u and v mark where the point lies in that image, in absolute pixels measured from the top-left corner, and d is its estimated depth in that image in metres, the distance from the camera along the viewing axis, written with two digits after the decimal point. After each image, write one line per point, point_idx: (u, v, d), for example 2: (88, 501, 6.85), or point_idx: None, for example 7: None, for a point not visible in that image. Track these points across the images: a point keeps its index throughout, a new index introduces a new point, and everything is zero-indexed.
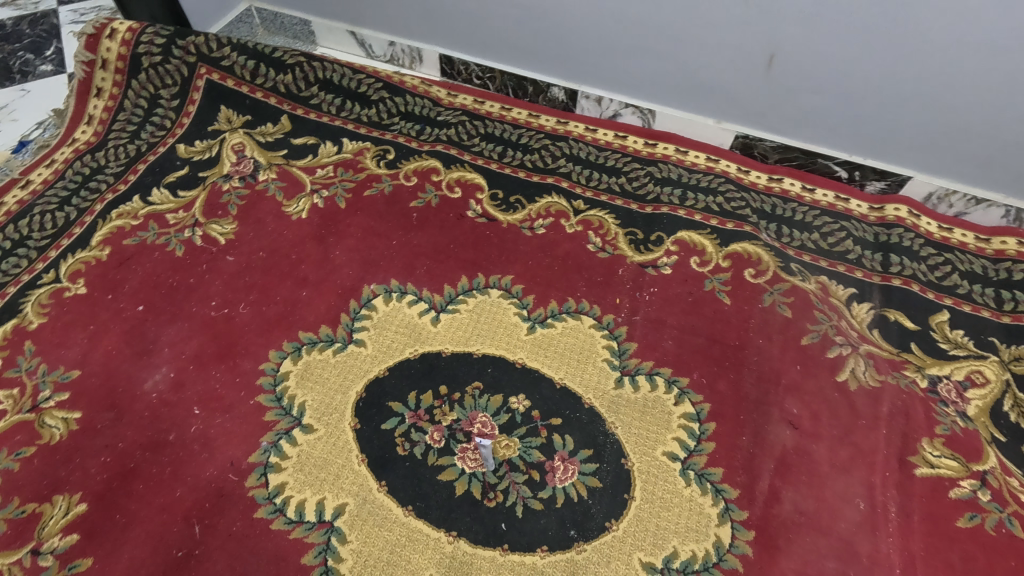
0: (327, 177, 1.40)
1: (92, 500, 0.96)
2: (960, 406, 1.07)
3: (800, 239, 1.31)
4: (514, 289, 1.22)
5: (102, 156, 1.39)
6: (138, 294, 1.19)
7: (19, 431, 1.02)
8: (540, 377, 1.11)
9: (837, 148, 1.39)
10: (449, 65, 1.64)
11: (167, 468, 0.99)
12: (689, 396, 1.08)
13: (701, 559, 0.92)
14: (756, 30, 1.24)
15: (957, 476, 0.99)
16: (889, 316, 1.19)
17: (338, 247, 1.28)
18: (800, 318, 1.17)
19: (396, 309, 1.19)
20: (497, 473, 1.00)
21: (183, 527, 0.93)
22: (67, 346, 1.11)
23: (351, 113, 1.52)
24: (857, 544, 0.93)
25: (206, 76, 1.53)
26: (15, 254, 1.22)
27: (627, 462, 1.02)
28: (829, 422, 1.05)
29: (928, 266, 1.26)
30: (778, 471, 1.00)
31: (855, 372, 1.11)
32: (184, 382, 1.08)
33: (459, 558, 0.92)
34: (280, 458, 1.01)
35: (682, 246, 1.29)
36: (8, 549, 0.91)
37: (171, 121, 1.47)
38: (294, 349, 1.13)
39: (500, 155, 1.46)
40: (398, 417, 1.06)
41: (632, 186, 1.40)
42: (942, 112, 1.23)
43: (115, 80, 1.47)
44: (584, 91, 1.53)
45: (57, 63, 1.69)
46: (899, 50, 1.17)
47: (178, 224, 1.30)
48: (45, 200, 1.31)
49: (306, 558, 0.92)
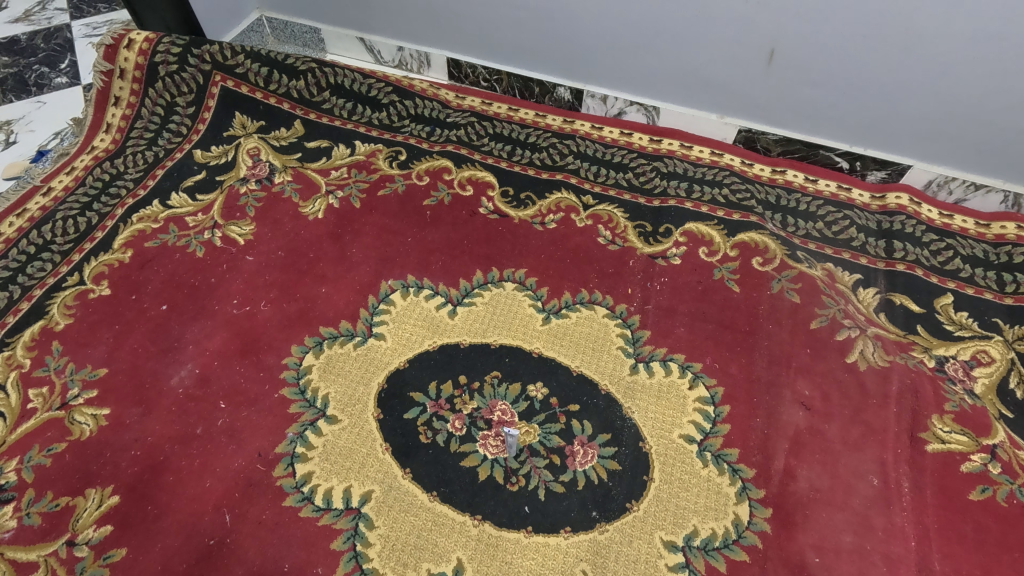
0: (341, 179, 1.43)
1: (124, 492, 0.97)
2: (967, 384, 1.10)
3: (805, 228, 1.34)
4: (528, 281, 1.25)
5: (121, 163, 1.43)
6: (162, 294, 1.21)
7: (49, 427, 1.03)
8: (557, 365, 1.13)
9: (837, 139, 1.43)
10: (457, 68, 1.68)
11: (196, 460, 1.01)
12: (703, 381, 1.11)
13: (721, 536, 0.94)
14: (757, 25, 1.28)
15: (967, 451, 1.02)
16: (894, 300, 1.22)
17: (354, 245, 1.31)
18: (808, 303, 1.21)
19: (414, 303, 1.22)
20: (519, 458, 1.03)
21: (214, 516, 0.96)
22: (93, 345, 1.13)
23: (362, 116, 1.56)
24: (872, 518, 0.96)
25: (220, 83, 1.57)
26: (40, 258, 1.24)
27: (645, 445, 1.04)
28: (840, 402, 1.08)
29: (930, 252, 1.30)
30: (792, 451, 1.03)
31: (864, 354, 1.14)
32: (209, 377, 1.10)
33: (485, 540, 0.95)
34: (306, 448, 1.03)
35: (690, 237, 1.32)
36: (42, 542, 0.92)
37: (187, 127, 1.51)
38: (316, 343, 1.16)
39: (510, 154, 1.49)
40: (420, 406, 1.08)
41: (639, 181, 1.44)
42: (940, 100, 1.27)
43: (133, 89, 1.51)
44: (590, 90, 1.57)
45: (72, 76, 1.73)
46: (898, 39, 1.20)
47: (197, 226, 1.33)
48: (67, 205, 1.33)
49: (336, 544, 0.94)
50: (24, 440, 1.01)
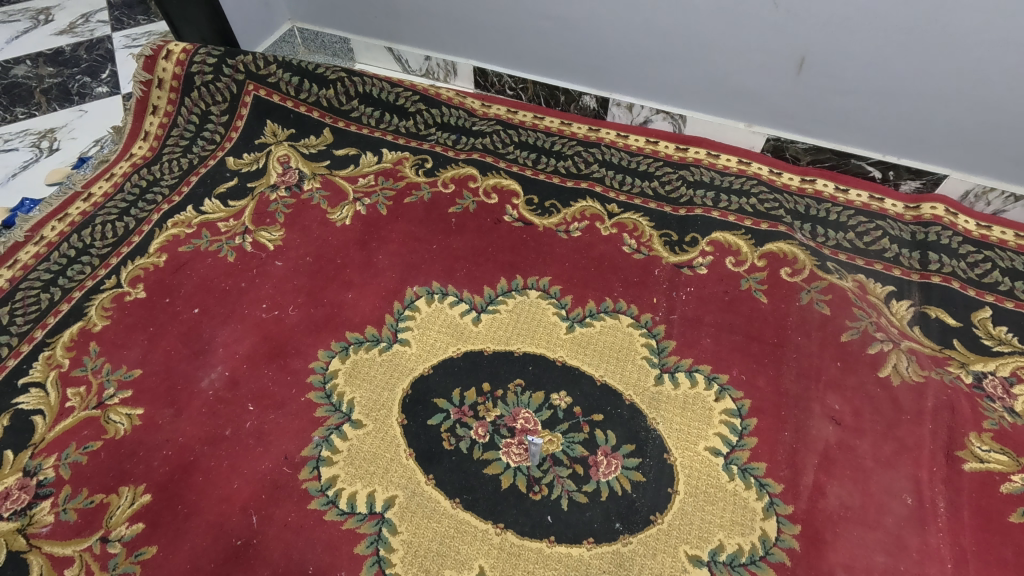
0: (369, 186, 1.45)
1: (156, 491, 0.99)
2: (1007, 401, 1.07)
3: (835, 238, 1.31)
4: (552, 289, 1.25)
5: (158, 170, 1.47)
6: (194, 298, 1.24)
7: (86, 426, 1.06)
8: (580, 374, 1.13)
9: (870, 148, 1.40)
10: (483, 77, 1.70)
11: (225, 461, 1.03)
12: (729, 393, 1.09)
13: (747, 552, 0.93)
14: (787, 32, 1.27)
15: (1006, 471, 0.99)
16: (929, 313, 1.19)
17: (380, 252, 1.33)
18: (838, 315, 1.18)
19: (438, 310, 1.23)
20: (542, 467, 1.02)
21: (241, 517, 0.97)
22: (128, 347, 1.16)
23: (390, 124, 1.59)
24: (906, 538, 0.93)
25: (253, 93, 1.61)
26: (79, 262, 1.29)
27: (670, 457, 1.03)
28: (872, 418, 1.05)
29: (967, 264, 1.26)
30: (822, 466, 1.00)
31: (898, 368, 1.11)
32: (238, 380, 1.13)
33: (507, 549, 0.94)
34: (331, 452, 1.04)
35: (717, 246, 1.31)
36: (78, 537, 0.94)
37: (221, 135, 1.55)
38: (342, 348, 1.17)
39: (535, 162, 1.50)
40: (444, 413, 1.09)
41: (665, 190, 1.43)
42: (977, 109, 1.24)
43: (170, 98, 1.56)
44: (615, 99, 1.57)
45: (112, 85, 1.80)
46: (933, 46, 1.18)
47: (229, 232, 1.36)
48: (106, 210, 1.38)
49: (359, 548, 0.94)
50: (63, 437, 1.05)
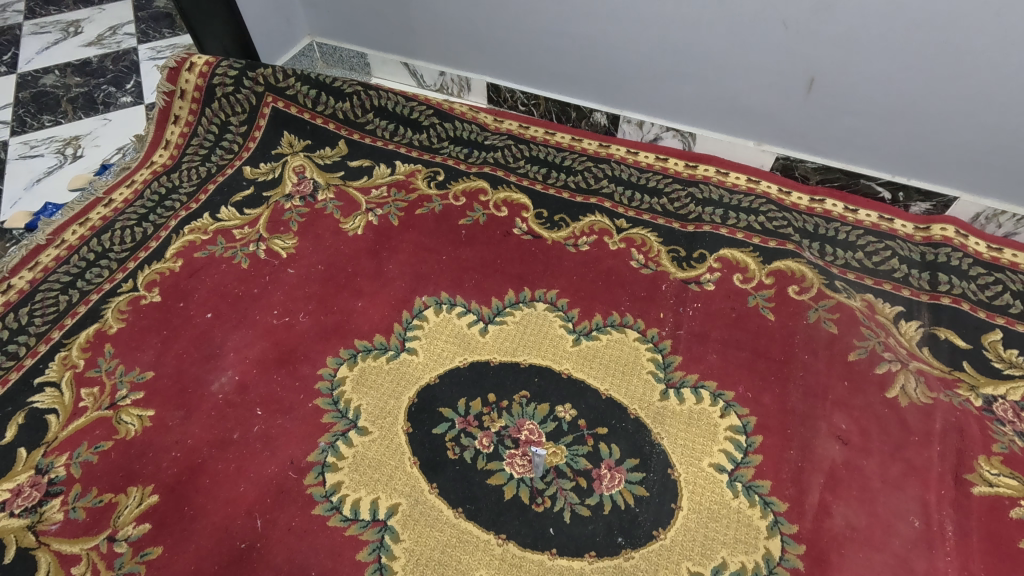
0: (381, 198, 1.48)
1: (163, 492, 1.01)
2: (1017, 425, 1.05)
3: (844, 257, 1.32)
4: (560, 302, 1.26)
5: (177, 177, 1.51)
6: (208, 302, 1.27)
7: (98, 426, 1.08)
8: (586, 387, 1.13)
9: (879, 169, 1.41)
10: (496, 92, 1.73)
11: (232, 464, 1.04)
12: (735, 409, 1.09)
13: (751, 571, 0.92)
14: (796, 53, 1.29)
15: (1017, 496, 0.97)
16: (938, 335, 1.18)
17: (391, 261, 1.35)
18: (846, 334, 1.18)
19: (446, 319, 1.24)
20: (545, 479, 1.03)
21: (246, 520, 0.98)
22: (142, 349, 1.19)
23: (403, 137, 1.62)
24: (913, 561, 0.92)
25: (271, 104, 1.65)
26: (98, 265, 1.32)
27: (674, 472, 1.03)
28: (879, 439, 1.04)
29: (977, 285, 1.25)
30: (828, 486, 1.00)
31: (906, 389, 1.10)
32: (248, 385, 1.14)
33: (508, 560, 0.94)
34: (337, 458, 1.05)
35: (724, 263, 1.31)
36: (86, 535, 0.96)
37: (239, 145, 1.59)
38: (350, 355, 1.19)
39: (545, 176, 1.52)
40: (449, 422, 1.10)
41: (674, 206, 1.44)
42: (986, 130, 1.24)
43: (191, 108, 1.60)
44: (626, 116, 1.60)
45: (136, 95, 1.85)
46: (943, 68, 1.19)
47: (243, 239, 1.39)
48: (125, 216, 1.41)
49: (362, 555, 0.95)
50: (75, 437, 1.07)
